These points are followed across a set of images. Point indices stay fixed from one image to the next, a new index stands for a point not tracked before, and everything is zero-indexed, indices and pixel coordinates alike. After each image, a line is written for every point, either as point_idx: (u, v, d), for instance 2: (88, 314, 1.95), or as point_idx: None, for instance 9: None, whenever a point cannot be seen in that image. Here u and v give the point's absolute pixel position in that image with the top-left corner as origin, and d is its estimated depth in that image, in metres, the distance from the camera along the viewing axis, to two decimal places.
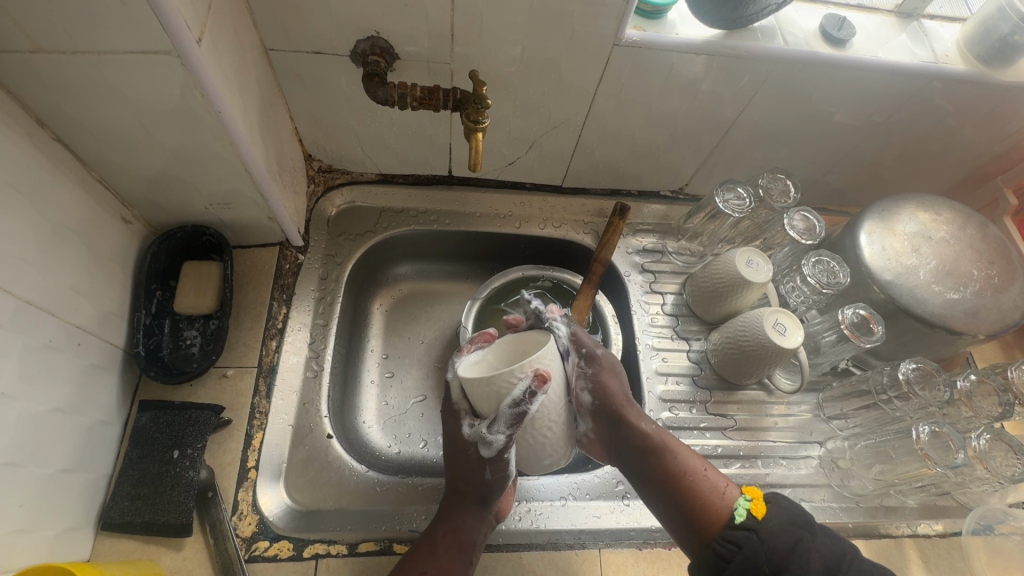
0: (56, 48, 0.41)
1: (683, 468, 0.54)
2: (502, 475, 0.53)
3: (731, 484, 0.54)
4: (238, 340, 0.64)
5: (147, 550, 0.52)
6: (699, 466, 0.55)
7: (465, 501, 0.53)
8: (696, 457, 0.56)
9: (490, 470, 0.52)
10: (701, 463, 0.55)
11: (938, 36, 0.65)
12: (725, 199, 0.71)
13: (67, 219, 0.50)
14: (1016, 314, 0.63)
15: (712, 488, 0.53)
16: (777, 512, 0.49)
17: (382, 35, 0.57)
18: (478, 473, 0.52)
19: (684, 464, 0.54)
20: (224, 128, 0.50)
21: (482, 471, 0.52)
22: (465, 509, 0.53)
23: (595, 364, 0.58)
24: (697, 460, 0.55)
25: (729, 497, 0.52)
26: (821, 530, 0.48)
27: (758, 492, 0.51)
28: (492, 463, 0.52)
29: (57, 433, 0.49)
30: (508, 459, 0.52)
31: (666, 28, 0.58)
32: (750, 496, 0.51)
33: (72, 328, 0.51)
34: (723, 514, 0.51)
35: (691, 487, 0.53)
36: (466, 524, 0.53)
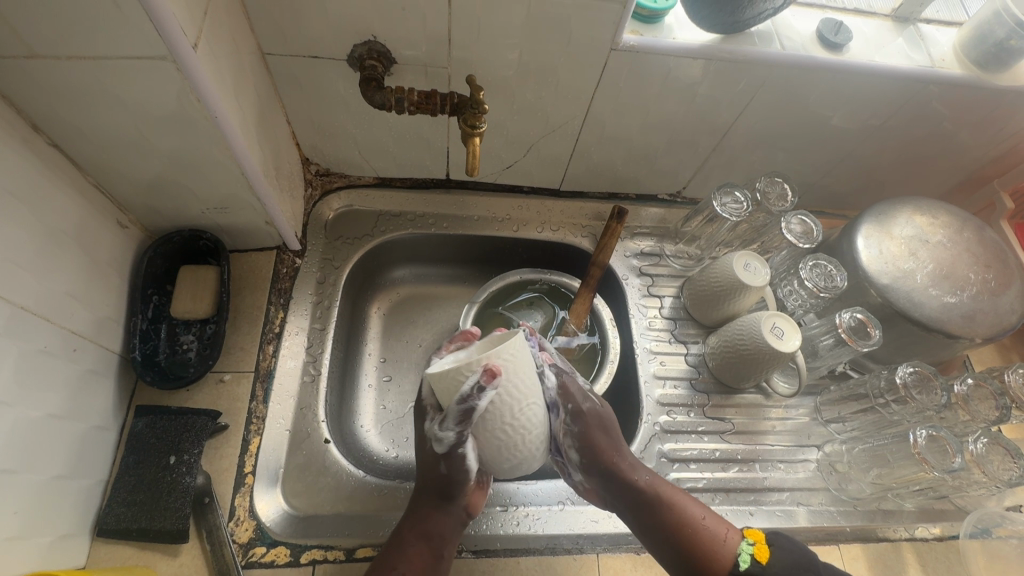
0: (51, 54, 0.41)
1: (681, 520, 0.53)
2: (460, 469, 0.52)
3: (729, 526, 0.54)
4: (235, 345, 0.64)
5: (143, 556, 0.52)
6: (697, 514, 0.54)
7: (430, 497, 0.53)
8: (693, 504, 0.55)
9: (445, 464, 0.52)
10: (698, 510, 0.54)
11: (935, 40, 0.65)
12: (723, 202, 0.71)
13: (63, 224, 0.50)
14: (1012, 318, 0.63)
15: (713, 537, 0.52)
16: (782, 556, 0.51)
17: (379, 40, 0.56)
18: (434, 467, 0.52)
19: (682, 515, 0.53)
20: (221, 134, 0.50)
21: (437, 465, 0.52)
22: (431, 505, 0.53)
23: (582, 420, 0.56)
24: (694, 507, 0.54)
25: (731, 545, 0.52)
26: (824, 567, 0.50)
27: (761, 535, 0.53)
28: (447, 458, 0.51)
29: (52, 439, 0.49)
30: (465, 458, 0.51)
31: (663, 33, 0.59)
32: (753, 539, 0.53)
33: (68, 333, 0.51)
34: (726, 562, 0.51)
35: (693, 539, 0.52)
36: (432, 519, 0.52)
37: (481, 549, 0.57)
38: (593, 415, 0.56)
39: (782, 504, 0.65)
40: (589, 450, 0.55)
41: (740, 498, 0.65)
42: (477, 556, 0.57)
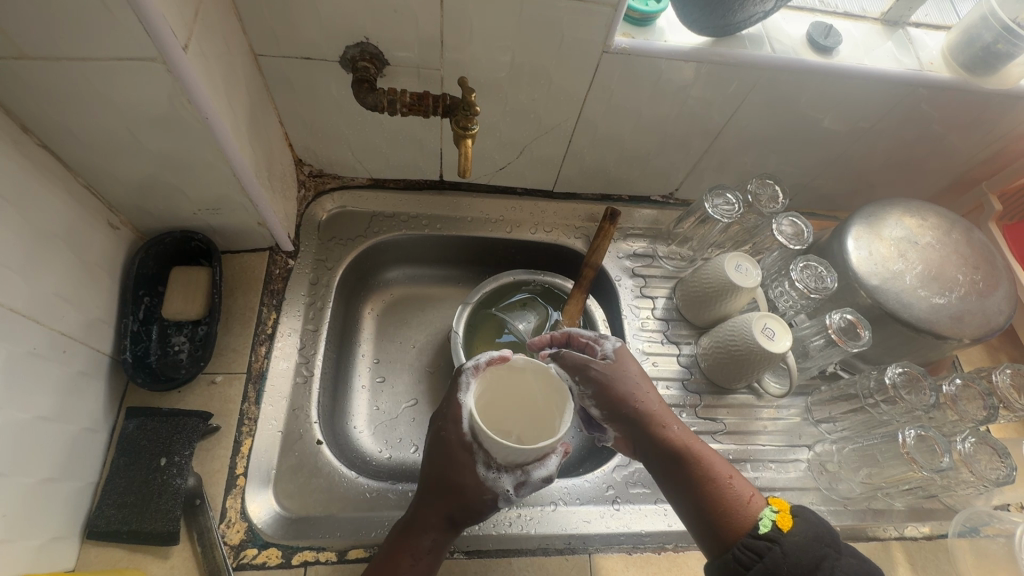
0: (40, 54, 0.41)
1: (707, 475, 0.52)
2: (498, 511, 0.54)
3: (757, 492, 0.52)
4: (227, 346, 0.64)
5: (134, 558, 0.52)
6: (724, 472, 0.52)
7: (447, 524, 0.50)
8: (721, 464, 0.53)
9: (493, 511, 0.53)
10: (726, 469, 0.53)
11: (923, 44, 0.66)
12: (715, 204, 0.72)
13: (53, 225, 0.50)
14: (1000, 319, 0.64)
15: (738, 496, 0.50)
16: (804, 527, 0.47)
17: (371, 41, 0.57)
18: (484, 512, 0.51)
19: (708, 472, 0.52)
20: (212, 134, 0.50)
21: (489, 510, 0.52)
22: (441, 529, 0.50)
23: (595, 381, 0.56)
24: (722, 467, 0.53)
25: (755, 507, 0.50)
26: (846, 549, 0.47)
27: (786, 505, 0.50)
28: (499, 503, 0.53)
29: (41, 442, 0.48)
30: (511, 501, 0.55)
31: (654, 35, 0.59)
32: (777, 508, 0.49)
33: (57, 335, 0.51)
34: (748, 521, 0.49)
35: (715, 494, 0.50)
36: (438, 542, 0.50)
37: (472, 550, 0.57)
38: (608, 372, 0.56)
39: None
40: (610, 399, 0.55)
41: None
42: (469, 556, 0.57)
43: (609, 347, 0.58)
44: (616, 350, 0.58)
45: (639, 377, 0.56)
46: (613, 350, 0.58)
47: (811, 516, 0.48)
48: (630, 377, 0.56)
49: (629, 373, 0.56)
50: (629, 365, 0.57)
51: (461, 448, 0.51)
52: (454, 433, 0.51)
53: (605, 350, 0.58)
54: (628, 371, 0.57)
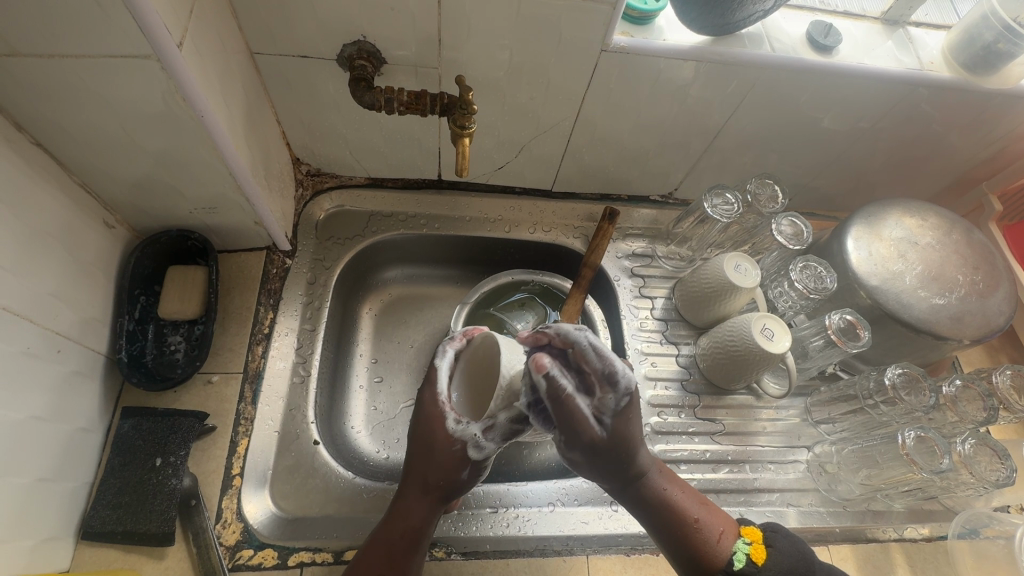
0: (32, 51, 0.40)
1: (676, 519, 0.51)
2: (476, 473, 0.54)
3: (728, 523, 0.52)
4: (223, 346, 0.64)
5: (129, 558, 0.52)
6: (695, 514, 0.52)
7: (430, 493, 0.52)
8: (692, 503, 0.53)
9: (468, 470, 0.53)
10: (697, 509, 0.52)
11: (924, 43, 0.65)
12: (714, 204, 0.72)
13: (47, 224, 0.50)
14: (1000, 320, 0.64)
15: (708, 539, 0.50)
16: (778, 557, 0.49)
17: (368, 40, 0.56)
18: (456, 472, 0.52)
19: (678, 517, 0.51)
20: (208, 133, 0.50)
21: (461, 469, 0.52)
22: (425, 501, 0.52)
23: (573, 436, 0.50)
24: (694, 506, 0.52)
25: (723, 548, 0.50)
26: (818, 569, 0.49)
27: (759, 535, 0.51)
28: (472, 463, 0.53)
29: (35, 442, 0.48)
30: (487, 463, 0.54)
31: (653, 34, 0.59)
32: (750, 539, 0.51)
33: (52, 335, 0.50)
34: (714, 565, 0.49)
35: (684, 538, 0.51)
36: (417, 512, 0.51)
37: (470, 551, 0.57)
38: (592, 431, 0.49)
39: (772, 505, 0.65)
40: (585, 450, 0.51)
41: (730, 499, 0.65)
42: (466, 557, 0.57)
43: (619, 398, 0.49)
44: (621, 405, 0.49)
45: (624, 433, 0.50)
46: (617, 406, 0.49)
47: (783, 547, 0.49)
48: (614, 439, 0.50)
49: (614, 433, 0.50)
50: (624, 423, 0.50)
51: (435, 408, 0.53)
52: (429, 397, 0.54)
53: (605, 401, 0.49)
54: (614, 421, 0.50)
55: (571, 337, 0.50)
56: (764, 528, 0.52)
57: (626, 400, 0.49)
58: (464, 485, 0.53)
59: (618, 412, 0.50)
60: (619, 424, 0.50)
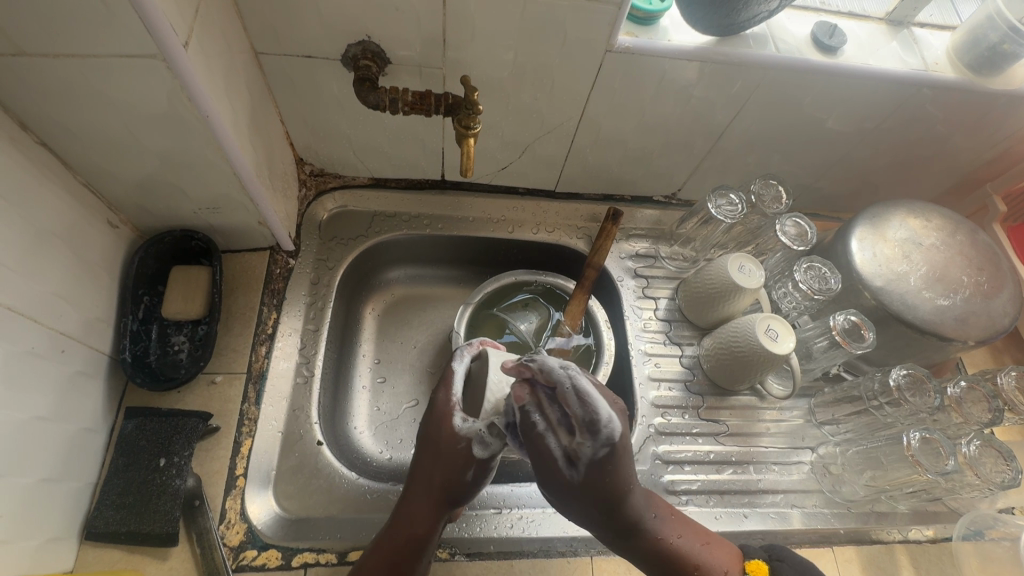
0: (39, 51, 0.40)
1: (678, 565, 0.51)
2: (482, 477, 0.53)
3: (729, 558, 0.53)
4: (227, 346, 0.64)
5: (133, 559, 0.51)
6: (696, 558, 0.51)
7: (435, 498, 0.52)
8: (693, 543, 0.52)
9: (473, 471, 0.52)
10: (698, 552, 0.52)
11: (928, 44, 0.65)
12: (718, 205, 0.71)
13: (52, 224, 0.50)
14: (1005, 321, 0.63)
15: None
16: None
17: (373, 39, 0.56)
18: (461, 473, 0.52)
19: (679, 561, 0.51)
20: (213, 133, 0.50)
21: (466, 470, 0.52)
22: (430, 505, 0.51)
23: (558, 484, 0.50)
24: (695, 549, 0.52)
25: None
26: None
27: (763, 568, 0.51)
28: (478, 463, 0.53)
29: (39, 441, 0.48)
30: (493, 464, 0.54)
31: (658, 34, 0.59)
32: (754, 574, 0.51)
33: (57, 334, 0.50)
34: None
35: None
36: (421, 517, 0.51)
37: (474, 552, 0.57)
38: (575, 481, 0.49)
39: (776, 507, 0.65)
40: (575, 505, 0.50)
41: (734, 500, 0.65)
42: (470, 558, 0.56)
43: (595, 447, 0.48)
44: (599, 454, 0.48)
45: (610, 487, 0.49)
46: (593, 456, 0.48)
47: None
48: (601, 493, 0.49)
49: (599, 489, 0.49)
50: (608, 475, 0.48)
51: (446, 408, 0.55)
52: (441, 397, 0.55)
53: (583, 447, 0.48)
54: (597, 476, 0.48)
55: (554, 376, 0.48)
56: (770, 557, 0.53)
57: (604, 450, 0.48)
58: (468, 490, 0.53)
59: (599, 462, 0.48)
60: (606, 479, 0.48)
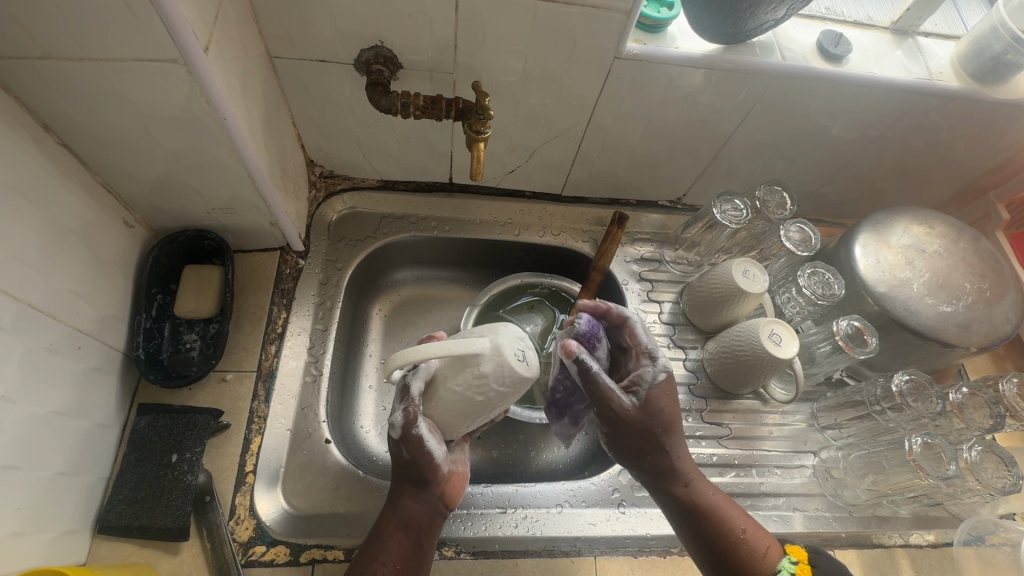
0: (63, 54, 0.41)
1: (723, 526, 0.52)
2: (419, 449, 0.50)
3: (771, 539, 0.53)
4: (237, 344, 0.65)
5: (144, 553, 0.52)
6: (742, 524, 0.52)
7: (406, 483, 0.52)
8: (736, 514, 0.53)
9: (405, 449, 0.51)
10: (742, 520, 0.53)
11: (932, 53, 0.66)
12: (723, 209, 0.72)
13: (70, 223, 0.51)
14: (1007, 328, 0.64)
15: (755, 550, 0.51)
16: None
17: (385, 45, 0.57)
18: (398, 453, 0.52)
19: (724, 524, 0.52)
20: (229, 135, 0.51)
21: (399, 450, 0.51)
22: (408, 491, 0.52)
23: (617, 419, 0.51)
24: (740, 517, 0.53)
25: (770, 562, 0.51)
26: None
27: (804, 554, 0.52)
28: (406, 442, 0.50)
29: (55, 435, 0.49)
30: (421, 435, 0.50)
31: (665, 41, 0.59)
32: (795, 557, 0.52)
33: (73, 331, 0.51)
34: None
35: (732, 549, 0.51)
36: (414, 507, 0.52)
37: (479, 550, 0.58)
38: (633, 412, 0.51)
39: (778, 509, 0.66)
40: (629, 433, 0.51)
41: (737, 503, 0.66)
42: (475, 557, 0.57)
43: (653, 372, 0.52)
44: (658, 379, 0.52)
45: (667, 419, 0.52)
46: (656, 379, 0.52)
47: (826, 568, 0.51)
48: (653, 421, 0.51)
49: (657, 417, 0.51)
50: (661, 403, 0.52)
51: None
52: None
53: (638, 377, 0.52)
54: (656, 407, 0.51)
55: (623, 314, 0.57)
56: (807, 548, 0.53)
57: (661, 376, 0.52)
58: (427, 466, 0.51)
59: (662, 390, 0.52)
60: (661, 409, 0.52)
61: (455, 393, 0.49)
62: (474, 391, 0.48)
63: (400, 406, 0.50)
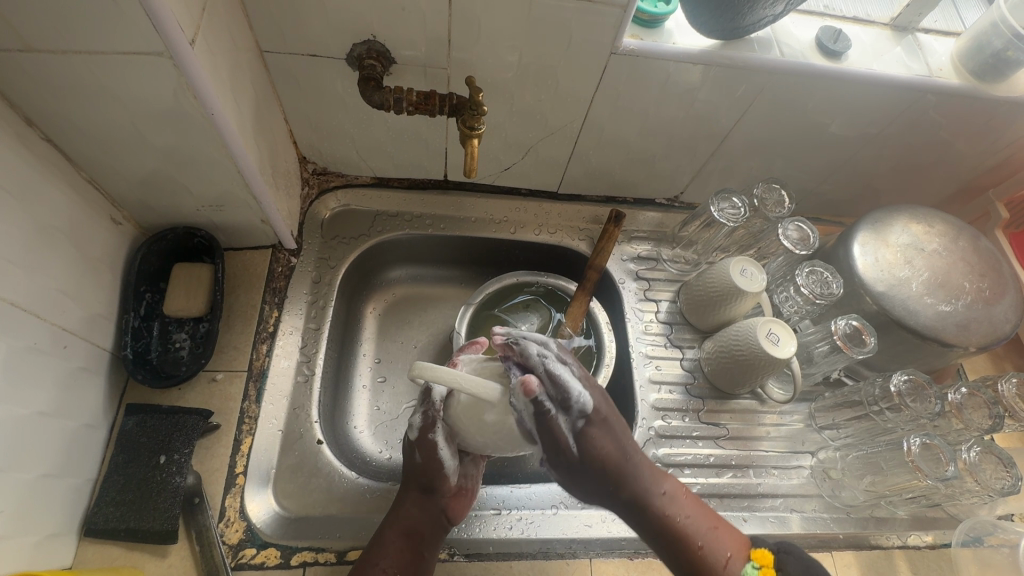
0: (45, 47, 0.40)
1: (682, 543, 0.51)
2: (432, 454, 0.52)
3: (736, 544, 0.53)
4: (228, 343, 0.64)
5: (132, 556, 0.51)
6: (699, 540, 0.52)
7: (413, 489, 0.53)
8: (700, 525, 0.53)
9: (420, 452, 0.53)
10: (703, 534, 0.52)
11: (932, 50, 0.65)
12: (720, 208, 0.72)
13: (56, 220, 0.50)
14: (1006, 327, 0.63)
15: (715, 563, 0.51)
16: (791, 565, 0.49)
17: (378, 39, 0.56)
18: (411, 457, 0.54)
19: (682, 540, 0.51)
20: (217, 130, 0.50)
21: (414, 453, 0.53)
22: (414, 497, 0.53)
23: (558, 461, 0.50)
24: (699, 531, 0.52)
25: (732, 571, 0.51)
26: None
27: (769, 558, 0.52)
28: (421, 446, 0.52)
29: (40, 437, 0.48)
30: (436, 440, 0.52)
31: (662, 37, 0.59)
32: (759, 562, 0.51)
33: (58, 330, 0.50)
34: None
35: (691, 565, 0.51)
36: (416, 514, 0.52)
37: (473, 553, 0.57)
38: (570, 454, 0.49)
39: (775, 510, 0.65)
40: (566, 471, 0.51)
41: (734, 504, 0.65)
42: (469, 559, 0.56)
43: (573, 419, 0.49)
44: (580, 425, 0.49)
45: (598, 451, 0.50)
46: (577, 426, 0.49)
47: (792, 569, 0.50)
48: (584, 457, 0.50)
49: (587, 454, 0.50)
50: (592, 441, 0.50)
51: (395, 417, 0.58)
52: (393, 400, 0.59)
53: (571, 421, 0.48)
54: (590, 447, 0.50)
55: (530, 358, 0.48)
56: (775, 549, 0.53)
57: (582, 421, 0.49)
58: (437, 473, 0.52)
59: (588, 430, 0.50)
60: (593, 446, 0.50)
61: (463, 422, 0.49)
62: (477, 428, 0.48)
63: (422, 409, 0.53)
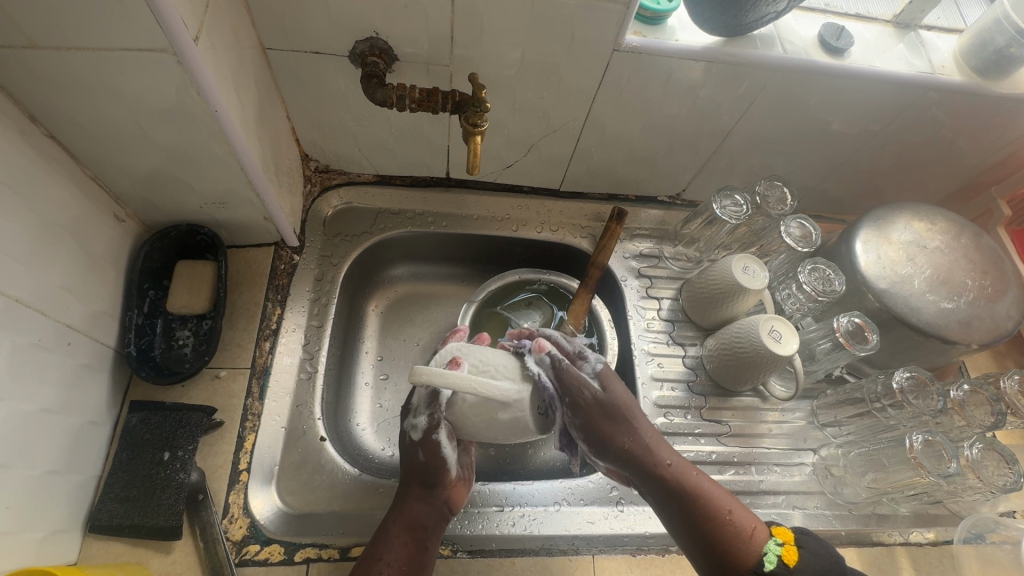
0: (49, 44, 0.40)
1: (706, 508, 0.51)
2: (435, 453, 0.53)
3: (758, 521, 0.52)
4: (231, 340, 0.64)
5: (136, 553, 0.52)
6: (726, 504, 0.52)
7: (415, 485, 0.54)
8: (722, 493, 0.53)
9: (423, 451, 0.54)
10: (727, 500, 0.52)
11: (935, 47, 0.65)
12: (723, 205, 0.72)
13: (60, 217, 0.50)
14: (1009, 324, 0.63)
15: (738, 532, 0.51)
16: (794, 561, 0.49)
17: (381, 36, 0.56)
18: (413, 454, 0.54)
19: (706, 505, 0.52)
20: (221, 128, 0.50)
21: (416, 452, 0.54)
22: (417, 494, 0.54)
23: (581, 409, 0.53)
24: (724, 496, 0.53)
25: (756, 544, 0.50)
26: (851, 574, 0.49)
27: (791, 536, 0.51)
28: (424, 446, 0.54)
29: (45, 433, 0.48)
30: (439, 441, 0.53)
31: (665, 34, 0.59)
32: (782, 539, 0.51)
33: (62, 327, 0.50)
34: (746, 561, 0.50)
35: (714, 532, 0.51)
36: (419, 509, 0.53)
37: (476, 549, 0.57)
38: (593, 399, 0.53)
39: (777, 508, 0.66)
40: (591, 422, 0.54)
41: None
42: (472, 556, 0.56)
43: (591, 366, 0.56)
44: (598, 370, 0.55)
45: (621, 401, 0.54)
46: (595, 371, 0.55)
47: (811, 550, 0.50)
48: (608, 404, 0.53)
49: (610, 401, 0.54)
50: (611, 387, 0.55)
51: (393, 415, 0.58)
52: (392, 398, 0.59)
53: (588, 368, 0.55)
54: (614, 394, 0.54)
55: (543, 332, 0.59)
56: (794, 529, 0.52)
57: (600, 365, 0.56)
58: (438, 467, 0.53)
59: (608, 377, 0.55)
60: (615, 394, 0.54)
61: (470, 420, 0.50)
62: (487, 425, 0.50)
63: (427, 412, 0.53)
